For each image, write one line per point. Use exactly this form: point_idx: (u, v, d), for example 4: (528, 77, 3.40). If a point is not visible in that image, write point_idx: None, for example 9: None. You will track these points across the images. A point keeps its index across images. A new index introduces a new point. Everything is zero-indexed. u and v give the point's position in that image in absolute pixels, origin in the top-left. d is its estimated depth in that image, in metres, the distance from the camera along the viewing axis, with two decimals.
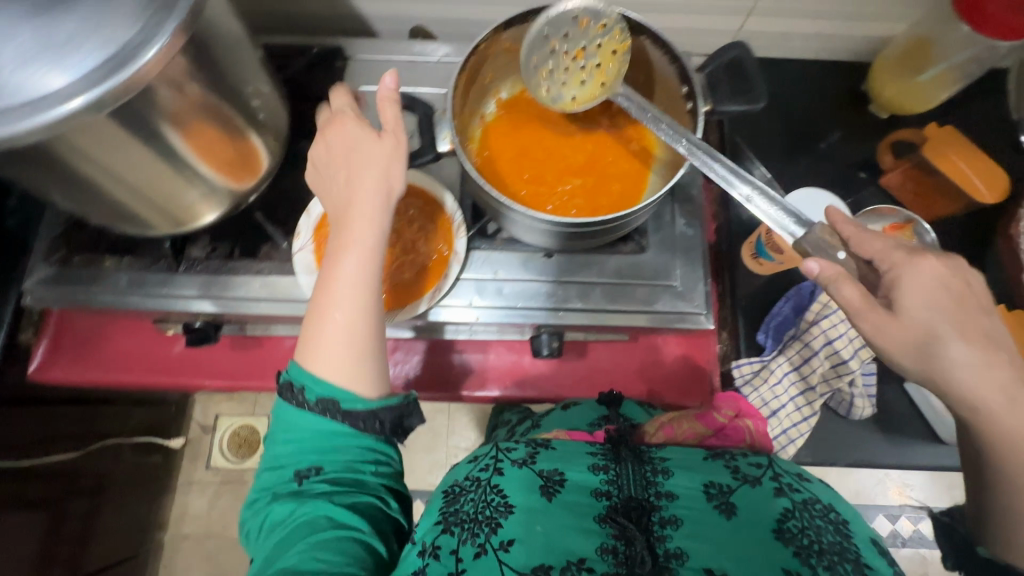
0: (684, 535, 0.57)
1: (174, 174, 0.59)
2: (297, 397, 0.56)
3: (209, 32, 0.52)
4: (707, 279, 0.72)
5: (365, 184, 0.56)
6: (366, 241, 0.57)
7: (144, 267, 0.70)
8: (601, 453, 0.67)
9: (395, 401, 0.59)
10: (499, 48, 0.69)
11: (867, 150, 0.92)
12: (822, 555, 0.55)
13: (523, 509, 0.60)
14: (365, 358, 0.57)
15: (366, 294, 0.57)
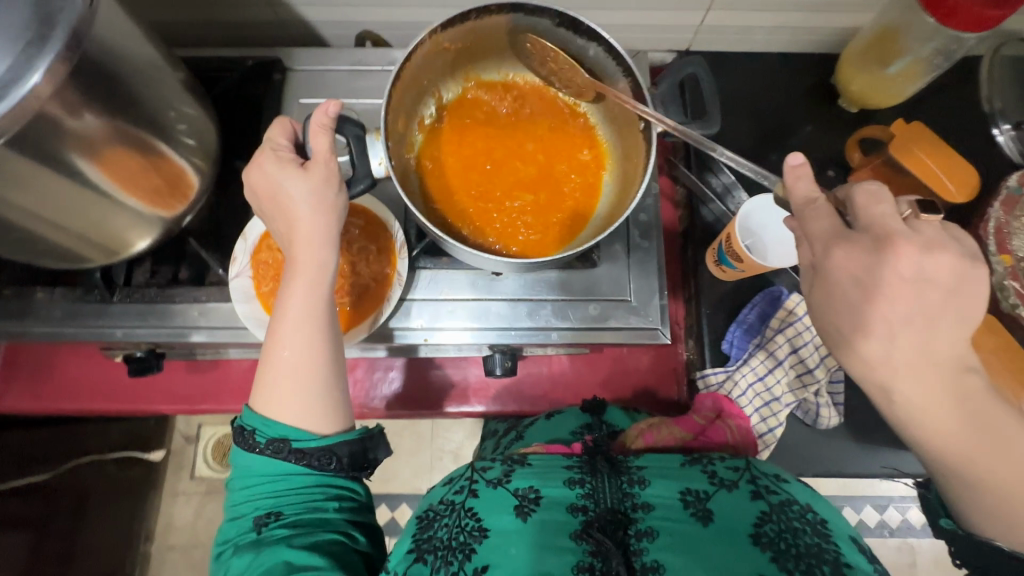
0: (660, 547, 0.55)
1: (94, 205, 0.56)
2: (248, 442, 0.51)
3: (110, 58, 0.49)
4: (662, 292, 0.70)
5: (302, 217, 0.52)
6: (310, 274, 0.53)
7: (77, 298, 0.68)
8: (577, 466, 0.64)
9: (354, 434, 0.54)
10: (437, 49, 0.63)
11: (835, 147, 0.89)
12: (801, 559, 0.53)
13: (500, 532, 0.57)
14: (322, 388, 0.53)
15: (319, 322, 0.53)
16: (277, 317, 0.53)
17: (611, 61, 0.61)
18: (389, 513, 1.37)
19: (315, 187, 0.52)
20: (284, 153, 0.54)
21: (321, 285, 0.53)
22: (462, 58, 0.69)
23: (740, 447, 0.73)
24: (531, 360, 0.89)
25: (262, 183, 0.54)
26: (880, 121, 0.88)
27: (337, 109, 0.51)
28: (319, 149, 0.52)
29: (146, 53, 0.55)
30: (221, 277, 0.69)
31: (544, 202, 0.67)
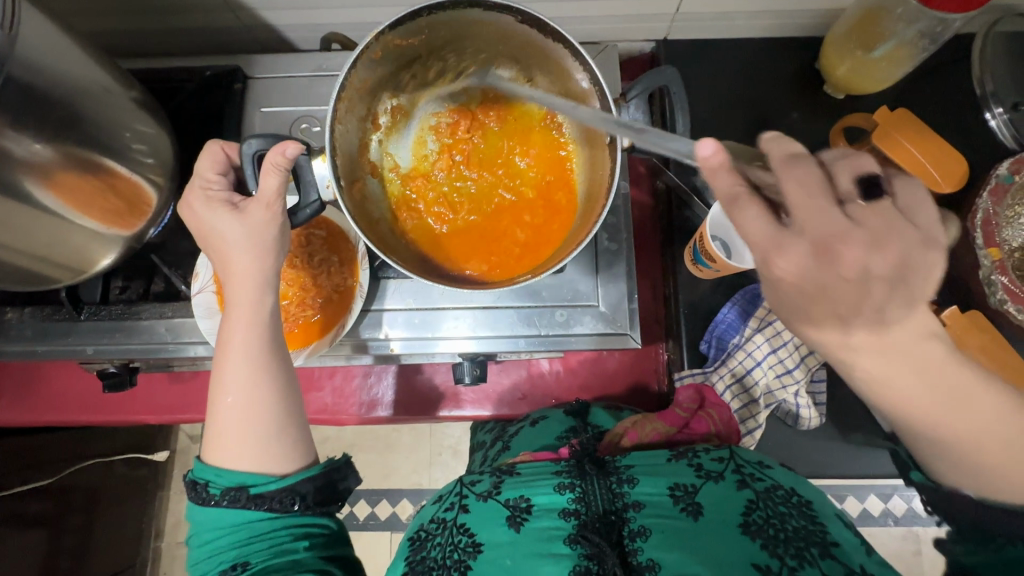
0: (654, 546, 0.51)
1: (54, 229, 0.56)
2: (202, 495, 0.50)
3: (45, 83, 0.49)
4: (631, 295, 0.69)
5: (237, 263, 0.52)
6: (247, 317, 0.52)
7: (46, 316, 0.68)
8: (567, 470, 0.60)
9: (315, 469, 0.52)
10: (393, 48, 0.61)
11: (817, 137, 0.86)
12: (790, 543, 0.50)
13: (493, 545, 0.55)
14: (271, 431, 0.51)
15: (262, 362, 0.52)
16: (222, 364, 0.52)
17: (573, 60, 0.59)
18: (389, 507, 1.32)
19: (249, 232, 0.52)
20: (215, 191, 0.54)
21: (260, 326, 0.53)
22: (418, 53, 0.65)
23: (723, 435, 0.72)
24: (506, 365, 0.89)
25: (197, 226, 0.54)
26: (865, 108, 0.84)
27: (295, 150, 0.48)
28: (267, 190, 0.50)
29: (88, 75, 0.54)
30: (187, 293, 0.70)
31: (509, 213, 0.66)
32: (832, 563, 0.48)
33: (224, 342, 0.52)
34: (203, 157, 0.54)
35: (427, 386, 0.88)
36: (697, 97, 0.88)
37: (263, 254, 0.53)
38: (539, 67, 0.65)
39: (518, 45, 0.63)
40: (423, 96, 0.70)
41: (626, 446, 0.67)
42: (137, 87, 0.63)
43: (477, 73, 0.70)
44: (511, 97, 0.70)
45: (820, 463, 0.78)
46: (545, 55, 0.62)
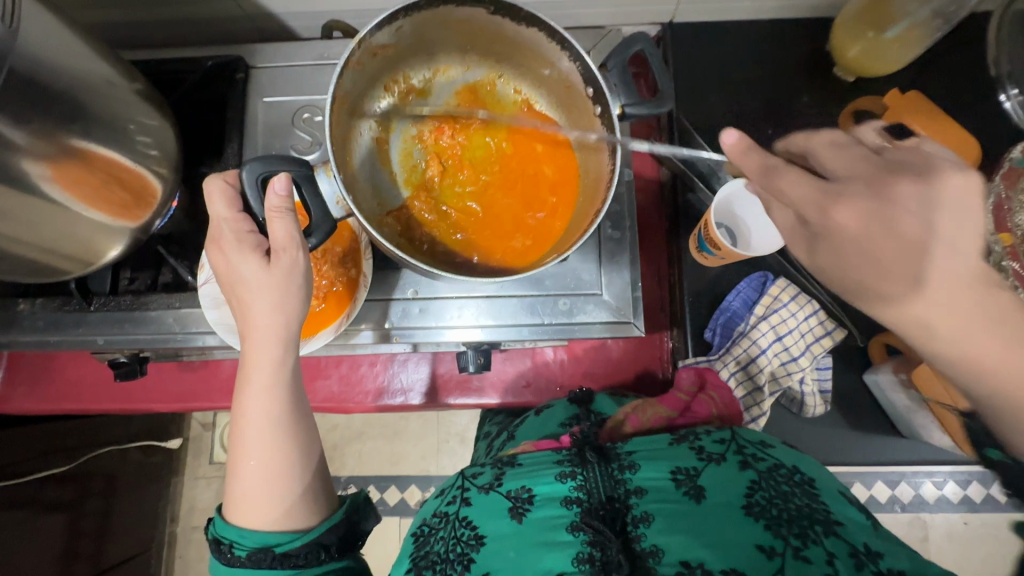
0: (658, 531, 0.52)
1: (64, 222, 0.56)
2: (227, 555, 0.50)
3: (46, 76, 0.49)
4: (635, 283, 0.69)
5: (258, 321, 0.51)
6: (267, 381, 0.51)
7: (57, 307, 0.70)
8: (568, 458, 0.60)
9: (337, 516, 0.55)
10: (368, 54, 0.60)
11: (825, 121, 0.84)
12: (793, 523, 0.50)
13: (497, 536, 0.55)
14: (290, 493, 0.51)
15: (283, 423, 0.52)
16: (238, 427, 0.51)
17: (553, 43, 0.60)
18: (399, 493, 1.33)
19: (273, 288, 0.50)
20: (245, 232, 0.52)
21: (280, 388, 0.52)
22: (387, 62, 0.64)
23: (726, 418, 0.71)
24: (511, 353, 0.89)
25: (225, 271, 0.52)
26: (875, 91, 0.83)
27: (284, 185, 0.50)
28: (280, 235, 0.50)
29: (92, 69, 0.55)
30: (193, 284, 0.71)
31: (519, 208, 0.66)
32: (836, 540, 0.49)
33: (241, 404, 0.51)
34: (210, 200, 0.52)
35: (433, 375, 0.89)
36: (704, 82, 0.86)
37: (287, 316, 0.51)
38: (509, 56, 0.66)
39: (489, 37, 0.64)
40: (394, 109, 0.69)
41: (627, 432, 0.67)
42: (140, 79, 0.63)
43: (443, 79, 0.70)
44: (484, 95, 0.70)
45: (825, 451, 0.78)
46: (515, 42, 0.63)
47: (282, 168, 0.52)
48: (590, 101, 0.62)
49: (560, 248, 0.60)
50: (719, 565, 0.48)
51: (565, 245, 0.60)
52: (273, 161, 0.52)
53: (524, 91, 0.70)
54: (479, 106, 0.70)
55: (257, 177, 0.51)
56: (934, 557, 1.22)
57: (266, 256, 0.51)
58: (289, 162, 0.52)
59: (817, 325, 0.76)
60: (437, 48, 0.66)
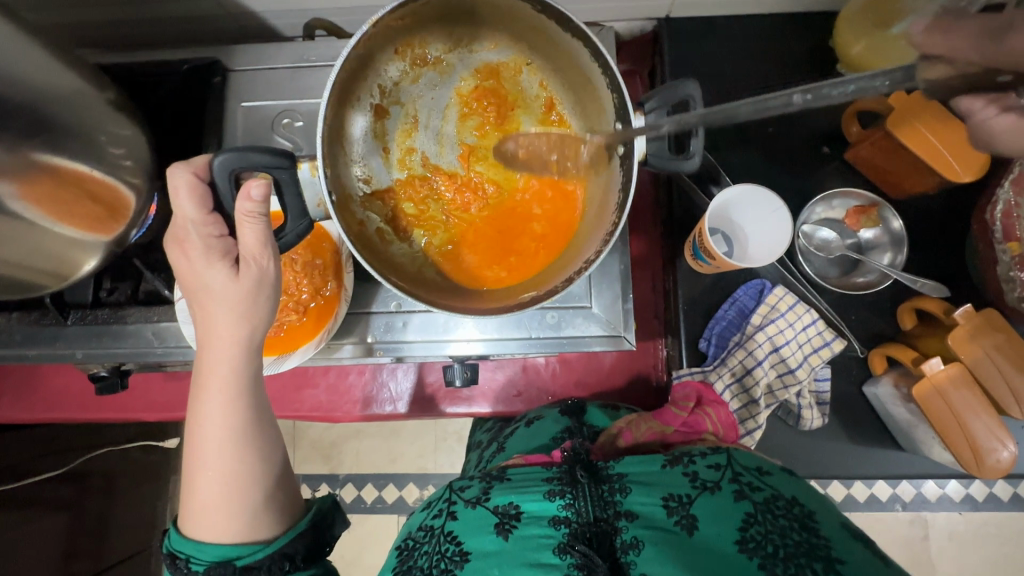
0: (647, 560, 0.50)
1: (34, 241, 0.54)
2: (181, 569, 0.48)
3: (4, 90, 0.47)
4: (626, 296, 0.67)
5: (219, 329, 0.48)
6: (227, 390, 0.48)
7: (34, 322, 0.68)
8: (558, 476, 0.58)
9: (303, 526, 0.53)
10: (389, 21, 0.57)
11: (828, 120, 0.81)
12: (790, 562, 0.48)
13: (481, 553, 0.53)
14: (252, 508, 0.49)
15: (245, 436, 0.49)
16: (196, 437, 0.49)
17: (594, 63, 0.57)
18: (396, 491, 1.33)
19: (242, 298, 0.48)
20: (215, 237, 0.48)
21: (243, 398, 0.49)
22: (404, 27, 0.60)
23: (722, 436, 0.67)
24: (503, 362, 0.88)
25: (187, 274, 0.49)
26: None
27: (261, 190, 0.46)
28: (249, 241, 0.48)
29: (57, 80, 0.52)
30: (171, 297, 0.69)
31: (507, 241, 0.63)
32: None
33: (200, 415, 0.49)
34: (177, 194, 0.47)
35: (423, 382, 0.88)
36: (701, 80, 0.83)
37: (255, 327, 0.49)
38: (541, 47, 0.62)
39: (522, 23, 0.60)
40: (405, 76, 0.64)
41: (621, 447, 0.65)
42: (111, 87, 0.60)
43: (465, 51, 0.65)
44: (505, 78, 0.66)
45: (822, 463, 0.76)
46: (551, 39, 0.60)
47: (261, 164, 0.47)
48: (614, 135, 0.58)
49: (539, 285, 0.58)
50: None
51: (545, 278, 0.59)
52: (248, 155, 0.47)
53: (549, 84, 0.65)
54: (496, 90, 0.66)
55: (227, 172, 0.47)
56: (935, 555, 1.21)
57: (235, 265, 0.49)
58: (265, 154, 0.46)
59: (815, 335, 0.74)
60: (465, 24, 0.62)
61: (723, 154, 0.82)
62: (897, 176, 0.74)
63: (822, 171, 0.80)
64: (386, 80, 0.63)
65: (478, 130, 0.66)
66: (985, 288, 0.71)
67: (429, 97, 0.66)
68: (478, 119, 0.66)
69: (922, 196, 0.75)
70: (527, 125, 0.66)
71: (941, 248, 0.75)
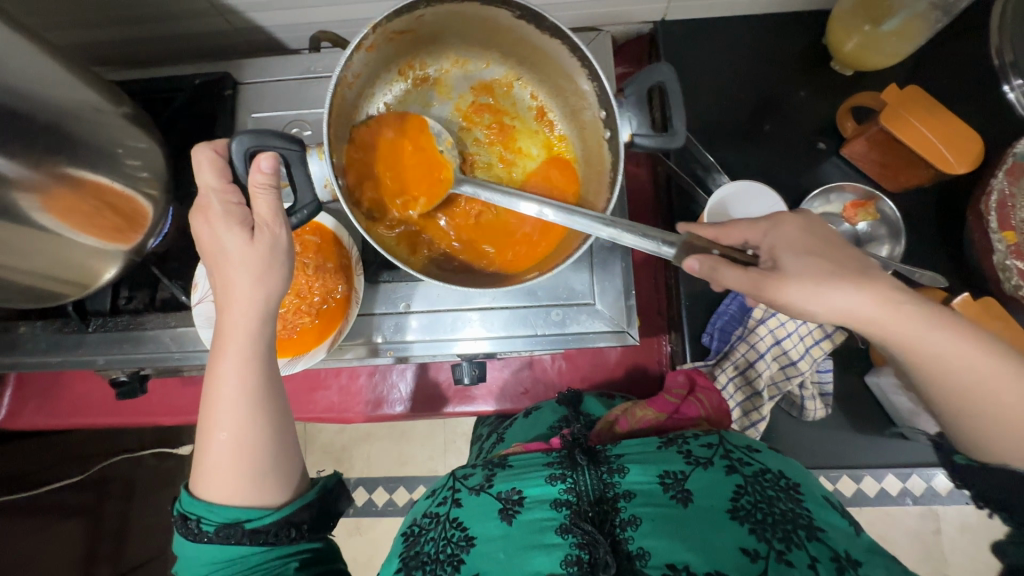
0: (645, 534, 0.51)
1: (57, 249, 0.56)
2: (194, 530, 0.49)
3: (27, 108, 0.49)
4: (628, 292, 0.69)
5: (237, 294, 0.50)
6: (245, 350, 0.50)
7: (58, 329, 0.71)
8: (558, 461, 0.59)
9: (310, 495, 0.54)
10: (384, 39, 0.59)
11: (824, 118, 0.83)
12: (777, 526, 0.49)
13: (486, 539, 0.54)
14: (265, 469, 0.50)
15: (259, 399, 0.51)
16: (212, 398, 0.50)
17: (584, 70, 0.59)
18: (407, 494, 1.34)
19: (255, 262, 0.50)
20: (235, 204, 0.50)
21: (257, 360, 0.51)
22: (404, 48, 0.63)
23: (714, 421, 0.68)
24: (509, 360, 0.89)
25: (208, 241, 0.51)
26: (872, 87, 0.81)
27: (271, 162, 0.49)
28: (262, 212, 0.50)
29: (77, 96, 0.54)
30: (187, 303, 0.71)
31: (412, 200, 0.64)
32: (818, 545, 0.48)
33: (216, 377, 0.50)
34: (199, 169, 0.50)
35: (431, 382, 0.90)
36: (698, 81, 0.85)
37: (273, 293, 0.51)
38: (532, 62, 0.65)
39: (512, 39, 0.63)
40: (407, 96, 0.67)
41: (617, 432, 0.66)
42: (126, 102, 0.63)
43: (462, 72, 0.68)
44: (499, 94, 0.69)
45: (827, 453, 0.77)
46: (541, 52, 0.62)
47: (275, 147, 0.49)
48: (599, 123, 0.61)
49: (542, 267, 0.60)
50: (704, 568, 0.47)
51: (548, 263, 0.60)
52: (266, 136, 0.49)
53: (540, 96, 0.68)
54: (492, 106, 0.69)
55: (244, 151, 0.49)
56: (946, 549, 1.20)
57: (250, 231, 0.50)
58: (280, 139, 0.49)
59: (816, 327, 0.72)
60: (457, 42, 0.65)
61: (721, 153, 0.83)
62: (892, 170, 0.76)
63: (819, 167, 0.82)
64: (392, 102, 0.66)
65: (481, 141, 0.68)
66: (984, 278, 0.72)
67: (430, 113, 0.69)
68: (482, 132, 0.69)
69: (918, 188, 0.77)
70: (522, 134, 0.69)
71: (940, 240, 0.77)
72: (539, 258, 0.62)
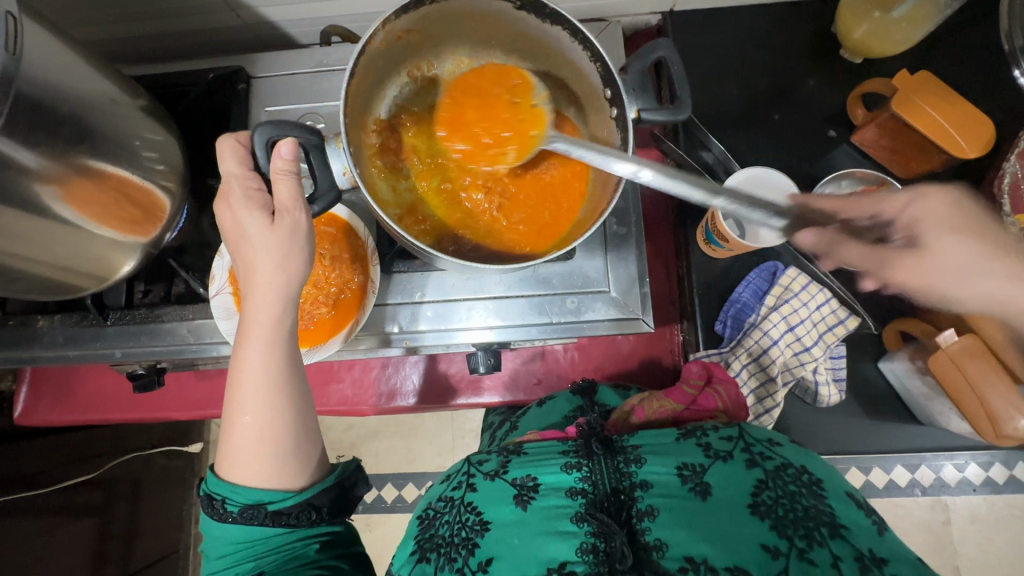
0: (662, 525, 0.51)
1: (76, 241, 0.57)
2: (219, 511, 0.50)
3: (52, 99, 0.49)
4: (642, 279, 0.69)
5: (260, 277, 0.51)
6: (270, 335, 0.51)
7: (75, 323, 0.71)
8: (574, 449, 0.59)
9: (330, 480, 0.54)
10: (391, 39, 0.60)
11: (834, 106, 0.83)
12: (799, 523, 0.49)
13: (502, 524, 0.55)
14: (289, 454, 0.51)
15: (282, 382, 0.51)
16: (234, 382, 0.50)
17: (588, 58, 0.60)
18: (416, 490, 1.34)
19: (276, 245, 0.50)
20: (255, 189, 0.51)
21: (282, 345, 0.51)
22: (411, 49, 0.64)
23: (732, 413, 0.69)
24: (521, 351, 0.90)
25: (230, 226, 0.52)
26: (881, 74, 0.82)
27: (291, 150, 0.50)
28: (283, 195, 0.50)
29: (97, 88, 0.55)
30: (203, 295, 0.72)
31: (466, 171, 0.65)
32: (841, 542, 0.48)
33: (239, 361, 0.51)
34: (222, 158, 0.52)
35: (443, 375, 0.90)
36: (708, 70, 0.85)
37: (293, 279, 0.51)
38: (535, 55, 0.66)
39: (512, 33, 0.64)
40: (415, 96, 0.68)
41: (634, 423, 0.66)
42: (143, 95, 0.63)
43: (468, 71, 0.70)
44: None
45: (840, 440, 0.77)
46: (545, 44, 0.63)
47: (293, 136, 0.49)
48: (605, 102, 0.62)
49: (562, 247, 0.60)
50: (724, 561, 0.48)
51: (567, 243, 0.61)
52: (286, 126, 0.49)
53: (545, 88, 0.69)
54: None
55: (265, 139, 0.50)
56: (956, 540, 1.21)
57: (270, 215, 0.51)
58: (300, 128, 0.50)
59: (829, 314, 0.75)
60: (464, 39, 0.66)
61: (731, 142, 0.83)
62: (903, 156, 0.77)
63: (829, 154, 0.82)
64: (404, 101, 0.67)
65: None
66: None
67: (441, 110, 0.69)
68: None
69: (929, 175, 0.77)
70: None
71: None
72: (573, 220, 0.63)
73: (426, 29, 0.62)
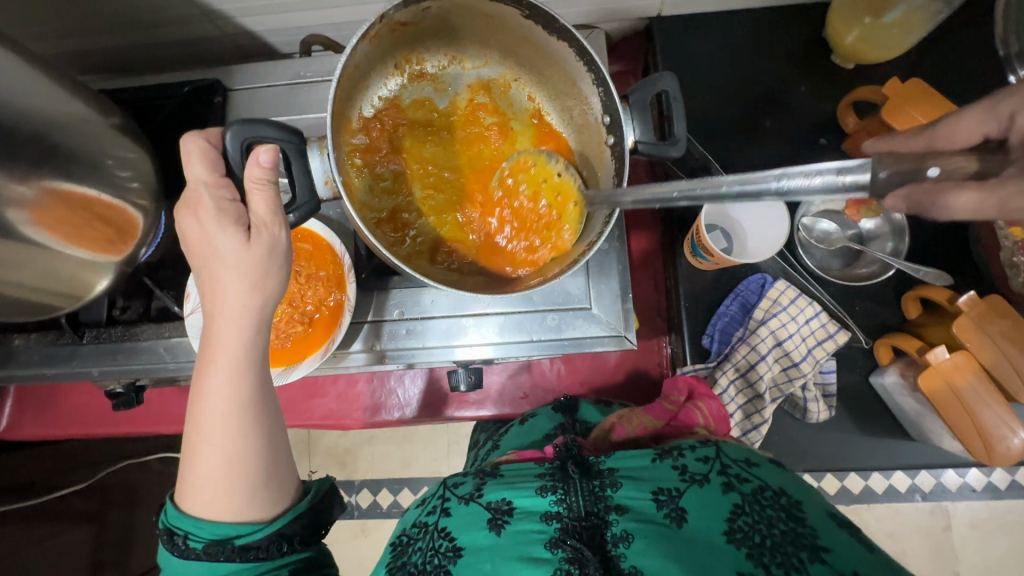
0: (638, 552, 0.49)
1: (45, 264, 0.56)
2: (181, 547, 0.49)
3: (11, 122, 0.48)
4: (625, 295, 0.68)
5: (229, 298, 0.49)
6: (234, 362, 0.49)
7: (51, 342, 0.70)
8: (550, 472, 0.58)
9: (303, 505, 0.54)
10: (386, 31, 0.59)
11: (825, 113, 0.81)
12: (775, 551, 0.48)
13: (475, 549, 0.53)
14: (258, 486, 0.50)
15: (252, 410, 0.50)
16: (200, 410, 0.49)
17: (580, 61, 0.59)
18: (410, 496, 1.33)
19: (245, 266, 0.49)
20: (228, 201, 0.50)
21: (249, 372, 0.50)
22: (404, 41, 0.62)
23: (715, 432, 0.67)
24: (507, 364, 0.88)
25: (197, 240, 0.50)
26: (873, 79, 0.80)
27: (269, 156, 0.49)
28: (259, 207, 0.49)
29: (63, 108, 0.54)
30: (179, 313, 0.71)
31: (472, 186, 0.65)
32: (819, 567, 0.47)
33: (207, 385, 0.49)
34: (188, 159, 0.50)
35: (429, 388, 0.89)
36: (696, 77, 0.83)
37: (262, 300, 0.50)
38: (530, 61, 0.65)
39: (511, 37, 0.63)
40: (404, 90, 0.66)
41: (614, 441, 0.64)
42: (114, 111, 0.62)
43: (460, 68, 0.68)
44: (496, 93, 0.69)
45: (831, 455, 0.76)
46: (542, 49, 0.62)
47: (272, 137, 0.50)
48: (604, 130, 0.61)
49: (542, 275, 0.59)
50: None
51: (544, 271, 0.59)
52: (257, 125, 0.49)
53: (537, 97, 0.68)
54: (490, 105, 0.68)
55: (240, 141, 0.49)
56: (957, 546, 1.19)
57: (246, 232, 0.49)
58: (279, 130, 0.50)
59: (819, 328, 0.73)
60: (464, 38, 0.65)
61: (720, 150, 0.82)
62: None
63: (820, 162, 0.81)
64: (394, 96, 0.66)
65: (481, 137, 0.67)
66: (990, 275, 0.70)
67: (429, 106, 0.68)
68: (480, 130, 0.67)
69: None
70: (519, 136, 0.68)
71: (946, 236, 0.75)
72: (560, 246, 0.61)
73: (427, 22, 0.61)
